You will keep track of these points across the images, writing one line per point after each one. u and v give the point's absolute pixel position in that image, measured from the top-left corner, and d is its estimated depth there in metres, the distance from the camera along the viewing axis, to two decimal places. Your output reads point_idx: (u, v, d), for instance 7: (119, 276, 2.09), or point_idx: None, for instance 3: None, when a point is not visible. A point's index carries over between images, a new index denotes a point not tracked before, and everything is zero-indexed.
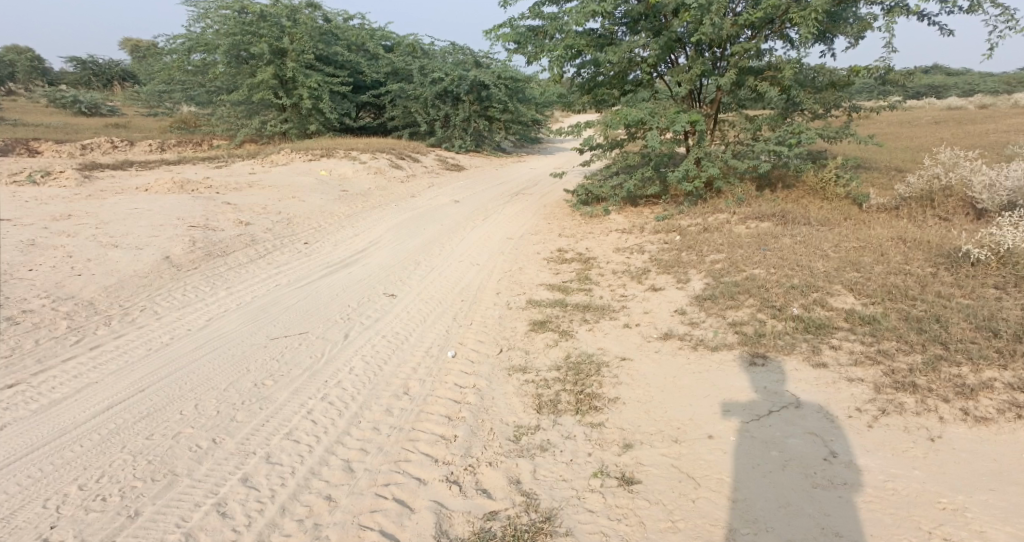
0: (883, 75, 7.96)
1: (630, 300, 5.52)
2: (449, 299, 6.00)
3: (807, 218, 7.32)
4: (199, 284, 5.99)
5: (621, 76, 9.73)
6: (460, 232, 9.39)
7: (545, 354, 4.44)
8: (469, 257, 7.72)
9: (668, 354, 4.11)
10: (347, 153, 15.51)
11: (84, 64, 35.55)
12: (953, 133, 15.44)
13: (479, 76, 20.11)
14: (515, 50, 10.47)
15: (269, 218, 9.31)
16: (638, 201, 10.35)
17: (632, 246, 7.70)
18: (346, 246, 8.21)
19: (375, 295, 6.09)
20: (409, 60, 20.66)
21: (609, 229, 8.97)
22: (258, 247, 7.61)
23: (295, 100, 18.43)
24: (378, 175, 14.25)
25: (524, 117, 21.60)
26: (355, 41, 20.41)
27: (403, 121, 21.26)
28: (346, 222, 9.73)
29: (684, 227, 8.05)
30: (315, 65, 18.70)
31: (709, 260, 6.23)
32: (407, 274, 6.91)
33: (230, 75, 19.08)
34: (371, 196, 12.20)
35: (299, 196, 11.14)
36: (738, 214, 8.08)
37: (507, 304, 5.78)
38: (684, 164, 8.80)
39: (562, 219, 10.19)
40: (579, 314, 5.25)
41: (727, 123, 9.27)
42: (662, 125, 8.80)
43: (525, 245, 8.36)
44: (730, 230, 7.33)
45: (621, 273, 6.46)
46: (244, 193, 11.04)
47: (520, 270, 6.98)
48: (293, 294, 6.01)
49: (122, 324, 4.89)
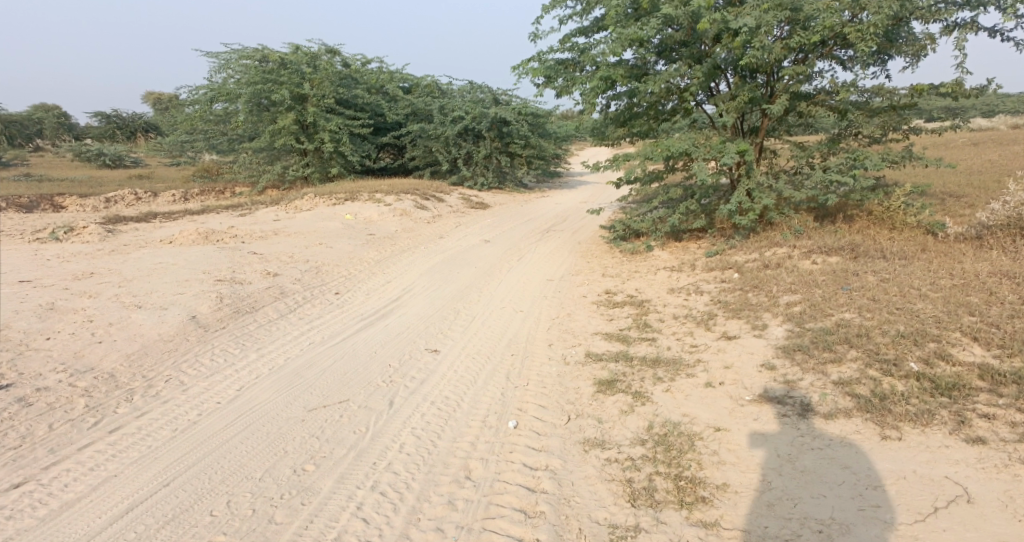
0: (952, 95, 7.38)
1: (703, 352, 4.92)
2: (498, 353, 5.46)
3: (880, 251, 6.70)
4: (227, 346, 5.56)
5: (658, 107, 9.37)
6: (497, 275, 8.91)
7: (622, 421, 3.85)
8: (511, 303, 7.20)
9: (773, 423, 3.50)
10: (371, 195, 15.31)
11: (110, 118, 36.74)
12: (1003, 151, 14.67)
13: (501, 113, 20.00)
14: (545, 85, 10.22)
15: (297, 267, 8.98)
16: (681, 236, 9.80)
17: (687, 286, 7.15)
18: (380, 295, 7.78)
19: (417, 352, 5.58)
20: (428, 100, 20.69)
21: (656, 266, 8.44)
22: (287, 301, 7.21)
23: (316, 144, 18.47)
24: (403, 217, 13.95)
25: (546, 152, 21.38)
26: (375, 84, 20.54)
27: (424, 160, 21.18)
28: (377, 269, 9.34)
29: (741, 264, 7.50)
30: (335, 109, 18.78)
31: (782, 301, 5.63)
32: (447, 325, 6.41)
33: (252, 123, 19.23)
34: (398, 239, 11.89)
35: (326, 243, 10.82)
36: (798, 247, 7.49)
37: (564, 358, 5.22)
38: (735, 195, 8.30)
39: (601, 257, 9.70)
40: (650, 370, 4.66)
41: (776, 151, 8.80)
42: (707, 156, 8.41)
43: (569, 288, 7.84)
44: (795, 266, 6.75)
45: (684, 319, 5.87)
46: (269, 242, 10.77)
47: (569, 317, 6.43)
48: (328, 353, 5.54)
49: (145, 400, 4.44)
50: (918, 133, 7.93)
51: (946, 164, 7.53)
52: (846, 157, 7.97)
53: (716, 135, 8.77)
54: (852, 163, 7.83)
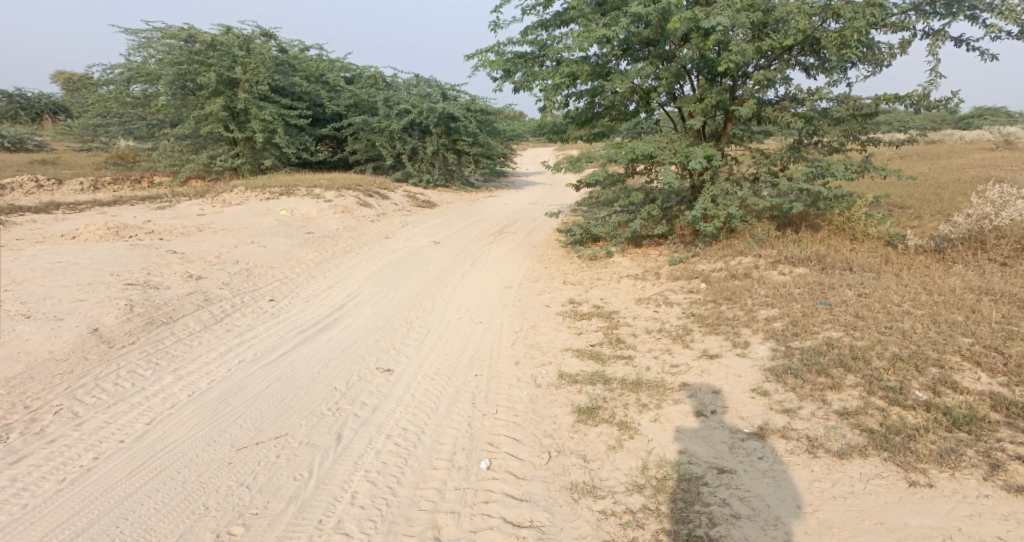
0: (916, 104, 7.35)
1: (685, 373, 4.53)
2: (460, 373, 4.87)
3: (847, 263, 6.60)
4: (137, 366, 4.68)
5: (621, 107, 9.08)
6: (450, 280, 8.32)
7: (611, 460, 3.37)
8: (470, 313, 6.63)
9: (781, 464, 3.11)
10: (309, 190, 14.27)
11: (12, 97, 33.21)
12: (931, 165, 15.36)
13: (448, 108, 19.26)
14: (504, 79, 9.72)
15: (226, 269, 8.05)
16: (640, 242, 9.53)
17: (654, 297, 6.82)
18: (323, 302, 7.03)
19: (367, 372, 4.91)
20: (372, 92, 19.69)
21: (619, 274, 8.10)
22: (212, 310, 6.33)
23: (248, 134, 17.13)
24: (345, 214, 13.04)
25: (494, 151, 20.87)
26: (314, 72, 19.34)
27: (366, 154, 20.15)
28: (317, 272, 8.52)
29: (707, 273, 7.27)
30: (270, 96, 17.49)
31: (760, 316, 5.35)
32: (400, 339, 5.76)
33: (176, 107, 17.63)
34: (341, 238, 11.04)
35: (260, 241, 9.85)
36: (763, 257, 7.33)
37: (535, 380, 4.69)
38: (699, 202, 8.09)
39: (560, 262, 9.28)
40: (633, 394, 4.22)
41: (738, 158, 8.65)
42: (674, 160, 8.15)
43: (530, 296, 7.34)
44: (765, 278, 6.56)
45: (658, 334, 5.49)
46: (193, 239, 9.67)
47: (535, 330, 5.93)
48: (262, 374, 4.78)
49: (24, 439, 3.56)
50: (875, 144, 7.99)
51: (906, 176, 7.55)
52: (808, 165, 7.92)
53: (680, 138, 8.53)
54: (815, 171, 7.77)
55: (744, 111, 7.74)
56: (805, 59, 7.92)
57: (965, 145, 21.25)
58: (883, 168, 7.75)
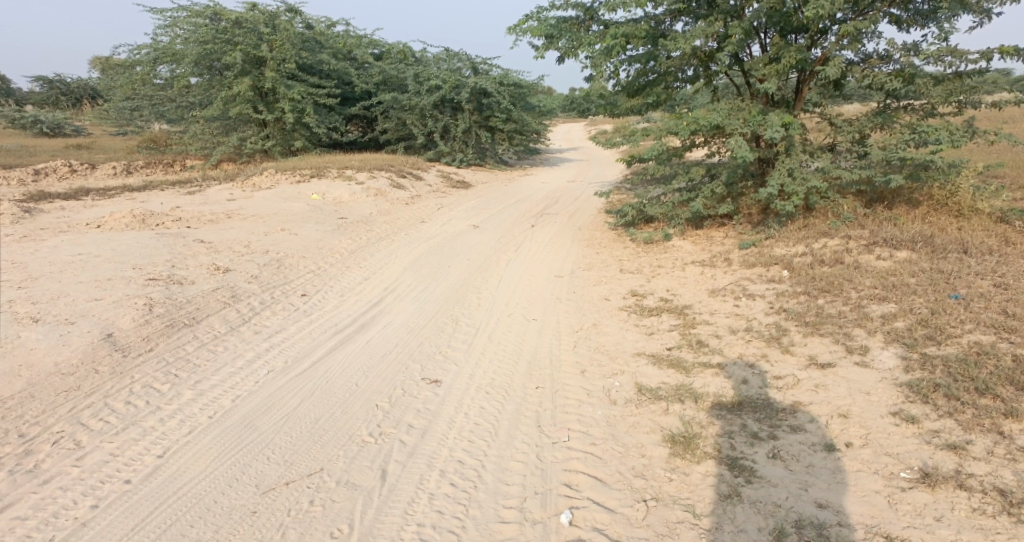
0: None
1: (794, 387, 3.70)
2: (518, 386, 4.21)
3: (963, 244, 5.59)
4: (152, 380, 4.16)
5: (679, 74, 8.14)
6: (494, 269, 7.65)
7: (729, 516, 2.61)
8: (520, 309, 5.96)
9: (973, 531, 2.27)
10: (340, 171, 13.71)
11: (52, 83, 33.62)
12: (1019, 127, 13.76)
13: (480, 83, 18.37)
14: (547, 47, 8.88)
15: (254, 260, 7.56)
16: (701, 222, 8.64)
17: (730, 288, 5.99)
18: (358, 299, 6.47)
19: (412, 383, 4.30)
20: (401, 67, 18.89)
21: (682, 260, 7.28)
22: (237, 307, 5.79)
23: (277, 114, 16.64)
24: (378, 197, 12.45)
25: (529, 127, 19.93)
26: (342, 49, 18.64)
27: (396, 133, 19.50)
28: (351, 262, 7.97)
29: (788, 258, 6.39)
30: (297, 75, 16.91)
31: (873, 312, 4.45)
32: (445, 342, 5.13)
33: (204, 88, 17.23)
34: (374, 223, 10.48)
35: (290, 228, 9.33)
36: (854, 239, 6.38)
37: (608, 395, 3.97)
38: (775, 176, 7.15)
39: (611, 248, 8.50)
40: (735, 416, 3.45)
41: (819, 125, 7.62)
42: (745, 129, 7.21)
43: (585, 288, 6.61)
44: (862, 264, 5.65)
45: (746, 335, 4.66)
46: (220, 226, 9.21)
47: (597, 331, 5.22)
48: (292, 387, 4.21)
49: (13, 480, 3.03)
50: (984, 103, 6.84)
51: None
52: (904, 130, 6.85)
53: (750, 105, 7.55)
54: (913, 137, 6.70)
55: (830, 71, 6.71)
56: (900, 8, 6.83)
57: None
58: (996, 131, 6.60)
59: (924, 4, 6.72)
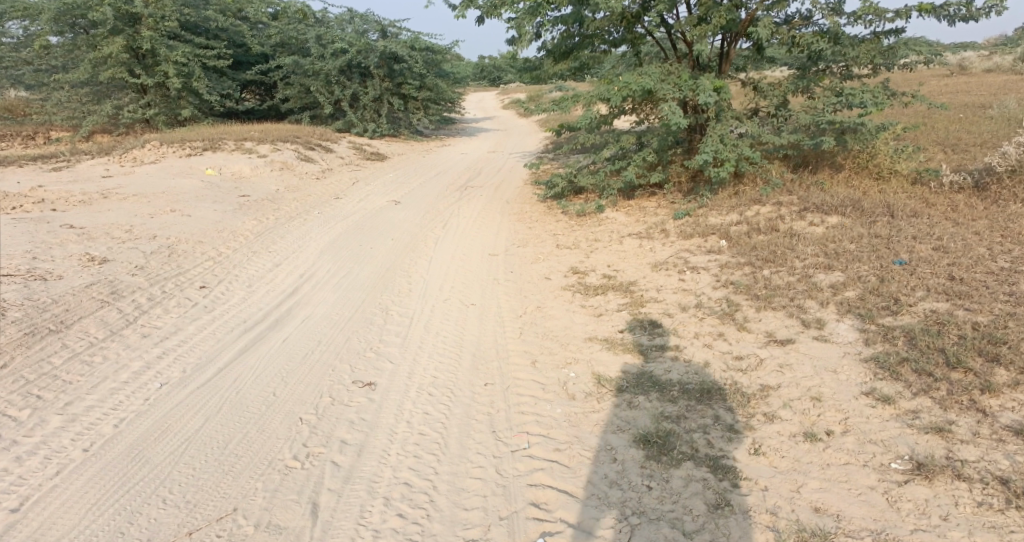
0: (958, 11, 6.21)
1: (758, 368, 3.48)
2: (464, 385, 3.77)
3: (891, 209, 5.68)
4: (4, 407, 3.30)
5: (607, 36, 7.83)
6: (422, 251, 7.10)
7: (724, 530, 2.31)
8: (456, 295, 5.49)
9: (984, 530, 2.09)
10: (239, 144, 12.33)
11: None
12: (908, 89, 14.62)
13: (390, 46, 17.01)
14: (467, 5, 8.29)
15: (139, 247, 6.50)
16: (632, 192, 8.46)
17: (671, 261, 5.80)
18: (270, 291, 5.70)
19: (341, 388, 3.74)
20: (301, 28, 17.26)
21: (619, 233, 7.05)
22: (118, 306, 4.85)
23: (158, 79, 14.67)
24: (284, 172, 11.32)
25: (444, 95, 19.01)
26: (232, 6, 16.74)
27: (299, 101, 17.94)
28: (257, 247, 7.08)
29: (725, 227, 6.30)
30: (180, 34, 14.96)
31: (822, 282, 4.36)
32: (375, 336, 4.58)
33: (66, 49, 14.89)
34: (282, 200, 9.49)
35: (181, 208, 8.17)
36: (786, 205, 6.37)
37: (566, 388, 3.61)
38: (709, 143, 6.99)
39: (544, 223, 8.17)
40: (706, 405, 3.18)
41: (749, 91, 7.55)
42: (678, 94, 7.01)
43: (522, 268, 6.25)
44: (798, 231, 5.62)
45: (698, 311, 4.44)
46: (95, 208, 7.90)
47: (543, 315, 4.88)
48: (193, 401, 3.52)
49: None
50: (899, 67, 7.01)
51: (939, 104, 6.68)
52: (827, 96, 6.90)
53: (679, 69, 7.35)
54: (839, 101, 6.77)
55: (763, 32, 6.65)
56: None
57: (933, 70, 20.51)
58: (912, 93, 6.79)
59: None
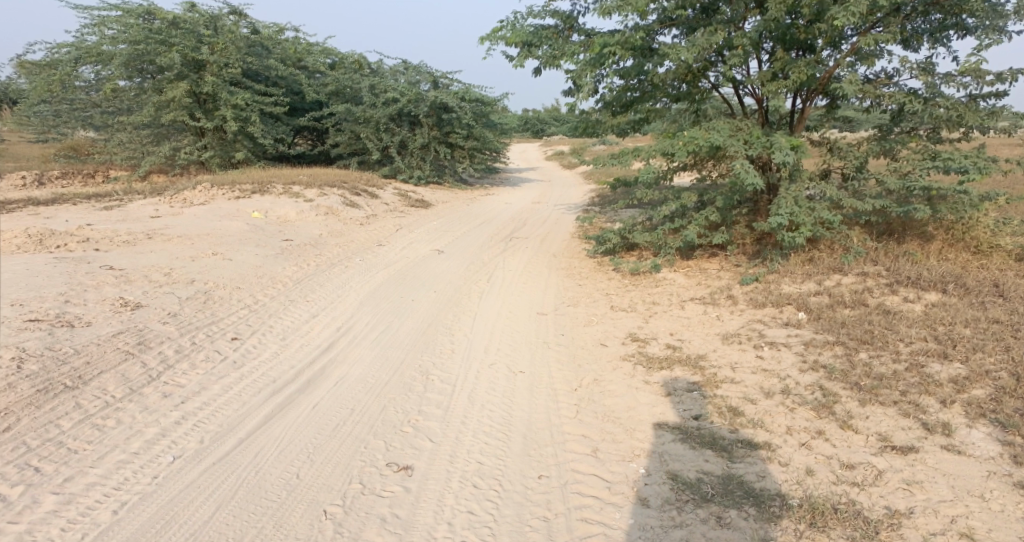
0: None
1: (878, 483, 2.79)
2: (515, 475, 3.27)
3: (1000, 288, 5.00)
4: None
5: (670, 90, 7.56)
6: (465, 306, 6.73)
7: None
8: (502, 361, 5.04)
9: None
10: (287, 187, 12.44)
11: None
12: None
13: (440, 97, 17.24)
14: (525, 55, 8.21)
15: (177, 292, 6.33)
16: (691, 252, 7.95)
17: (743, 333, 5.21)
18: (304, 346, 5.38)
19: (373, 474, 3.30)
20: (356, 78, 17.75)
21: (680, 298, 6.50)
22: (143, 358, 4.71)
23: (217, 122, 15.15)
24: (329, 216, 11.28)
25: (490, 144, 19.09)
26: (291, 55, 17.48)
27: (349, 147, 18.29)
28: (296, 295, 6.84)
29: (802, 297, 5.68)
30: (241, 81, 15.56)
31: (939, 374, 3.70)
32: (413, 407, 4.15)
33: (135, 92, 15.61)
34: (325, 245, 9.36)
35: (224, 251, 8.06)
36: (871, 277, 5.74)
37: (635, 491, 3.02)
38: (782, 205, 6.49)
39: (595, 281, 7.73)
40: (822, 530, 2.51)
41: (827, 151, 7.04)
42: (752, 152, 6.57)
43: (573, 330, 5.78)
44: (893, 308, 4.98)
45: (787, 398, 3.80)
46: (139, 248, 7.86)
47: (602, 389, 4.36)
48: (207, 484, 3.16)
49: None
50: (996, 131, 6.41)
51: None
52: (918, 159, 6.32)
53: (748, 126, 6.94)
54: (933, 165, 6.18)
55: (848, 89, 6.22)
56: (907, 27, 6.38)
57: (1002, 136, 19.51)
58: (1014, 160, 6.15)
59: (928, 23, 6.34)
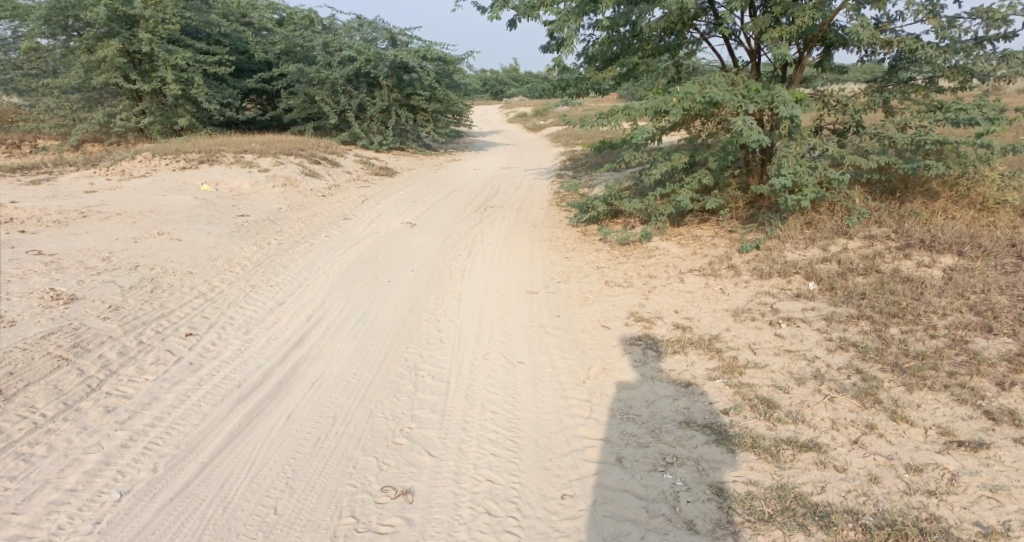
0: None
1: (956, 491, 2.43)
2: (532, 495, 2.83)
3: (1020, 249, 4.72)
4: None
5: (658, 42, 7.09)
6: (447, 286, 6.20)
7: None
8: (497, 350, 4.57)
9: None
10: (239, 156, 11.43)
11: None
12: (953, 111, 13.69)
13: (400, 56, 16.12)
14: (499, 6, 7.49)
15: (118, 279, 5.55)
16: (681, 218, 7.53)
17: (754, 306, 4.82)
18: (271, 340, 4.76)
19: (367, 501, 2.81)
20: (307, 35, 16.44)
21: (678, 269, 6.09)
22: (77, 364, 3.98)
23: (154, 85, 13.79)
24: (287, 187, 10.42)
25: (455, 107, 18.13)
26: (234, 11, 16.00)
27: (303, 112, 17.08)
28: (257, 279, 6.14)
29: (810, 264, 5.32)
30: (180, 39, 14.13)
31: (987, 352, 3.37)
32: (404, 412, 3.66)
33: (59, 52, 14.03)
34: (286, 220, 8.57)
35: (171, 230, 7.19)
36: (880, 241, 5.42)
37: (678, 511, 2.61)
38: (785, 164, 5.97)
39: (583, 253, 7.26)
40: None
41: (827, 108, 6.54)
42: (753, 108, 6.07)
43: (569, 311, 5.34)
44: (911, 274, 4.65)
45: (823, 384, 3.41)
46: (72, 229, 6.95)
47: (615, 381, 3.93)
48: (164, 529, 2.62)
49: None
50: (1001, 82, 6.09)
51: None
52: (925, 112, 5.96)
53: (744, 80, 6.44)
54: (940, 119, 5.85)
55: (859, 35, 5.77)
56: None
57: None
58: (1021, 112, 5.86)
59: None
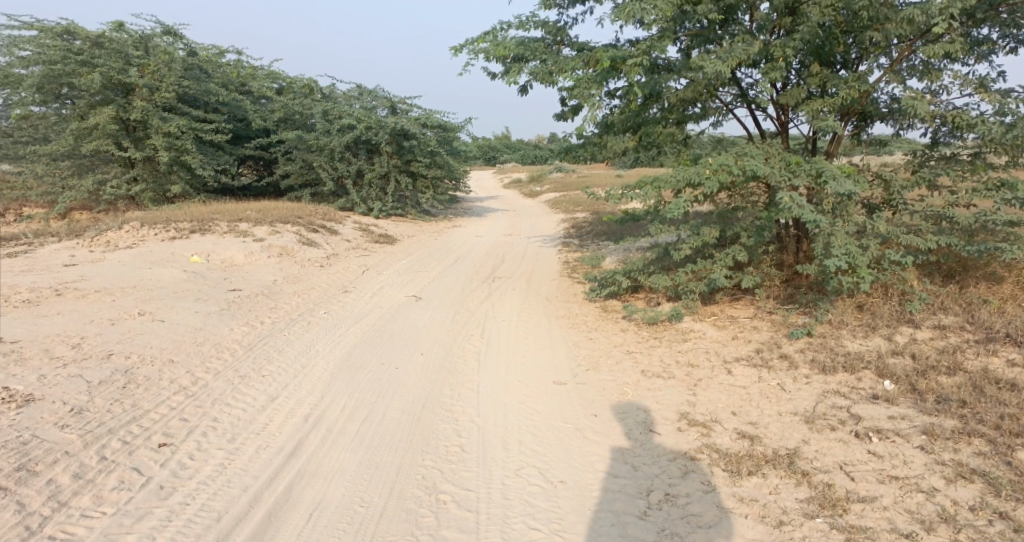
0: None
1: None
2: None
3: None
4: None
5: (686, 111, 6.77)
6: (462, 375, 5.48)
7: None
8: (531, 463, 3.84)
9: None
10: (232, 224, 10.90)
11: None
12: None
13: (401, 124, 16.00)
14: (515, 71, 7.21)
15: (85, 373, 4.80)
16: (712, 296, 6.98)
17: (828, 409, 4.17)
18: (260, 450, 3.99)
19: None
20: (307, 103, 16.39)
21: (722, 357, 5.46)
22: (18, 495, 3.20)
23: (148, 152, 13.45)
24: (283, 258, 9.83)
25: (455, 173, 17.93)
26: (234, 80, 15.97)
27: (300, 178, 16.81)
28: (246, 368, 5.40)
29: (878, 358, 4.73)
30: (179, 107, 13.93)
31: None
32: None
33: (52, 119, 13.75)
34: (281, 295, 7.92)
35: (153, 310, 6.49)
36: (953, 332, 4.87)
37: None
38: (836, 243, 5.47)
39: (608, 334, 6.63)
40: None
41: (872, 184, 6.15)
42: (797, 182, 5.63)
43: (607, 410, 4.64)
44: (1008, 376, 4.07)
45: (961, 533, 2.73)
46: (41, 310, 6.24)
47: (689, 515, 3.18)
48: None
49: None
50: None
51: None
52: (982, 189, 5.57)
53: (782, 152, 6.05)
54: (1001, 197, 5.44)
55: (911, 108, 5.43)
56: (971, 34, 5.59)
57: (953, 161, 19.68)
58: None
59: (984, 32, 5.63)
